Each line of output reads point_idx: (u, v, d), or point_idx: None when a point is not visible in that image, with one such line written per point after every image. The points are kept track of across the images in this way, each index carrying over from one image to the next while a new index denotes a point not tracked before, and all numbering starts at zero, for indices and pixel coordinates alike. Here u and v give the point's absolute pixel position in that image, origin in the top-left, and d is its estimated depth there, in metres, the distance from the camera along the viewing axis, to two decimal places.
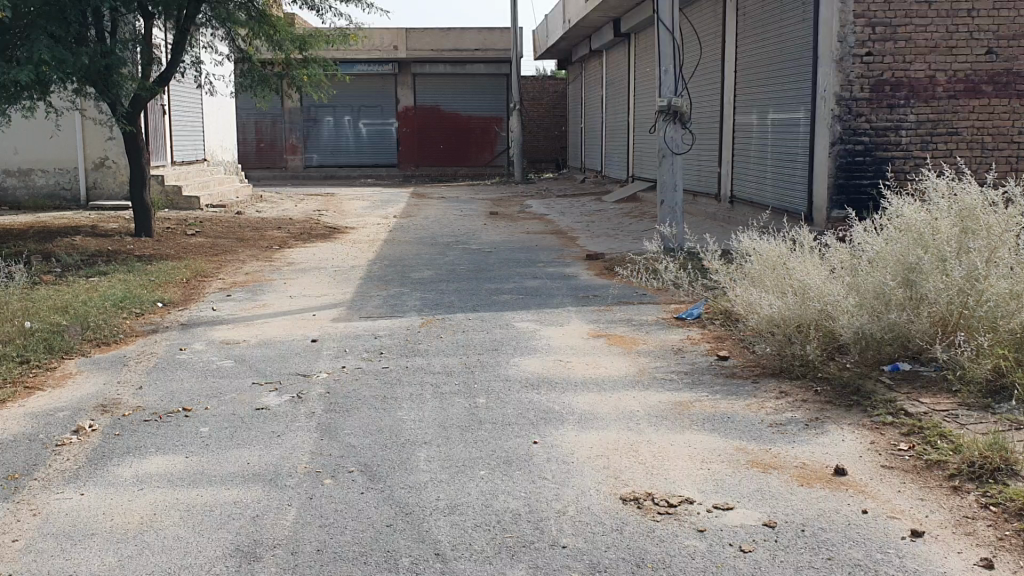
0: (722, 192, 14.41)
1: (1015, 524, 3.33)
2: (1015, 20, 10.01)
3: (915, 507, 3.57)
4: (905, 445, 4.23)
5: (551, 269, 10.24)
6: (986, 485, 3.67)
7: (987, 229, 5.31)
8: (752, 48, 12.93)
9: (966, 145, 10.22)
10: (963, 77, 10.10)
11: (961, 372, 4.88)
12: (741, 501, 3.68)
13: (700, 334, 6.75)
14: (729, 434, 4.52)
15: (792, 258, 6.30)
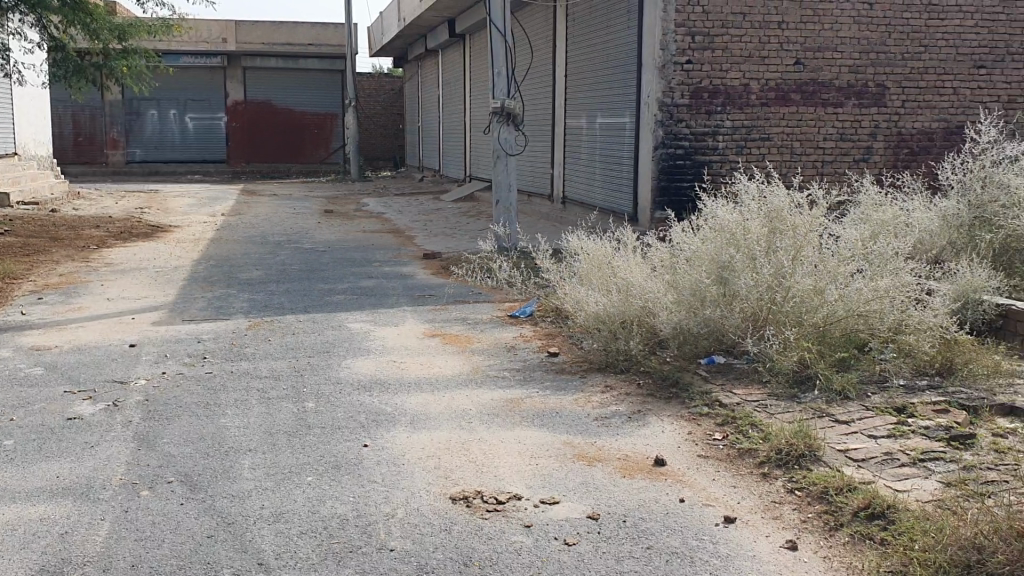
0: (554, 192, 14.71)
1: (818, 506, 3.55)
2: (819, 33, 10.73)
3: (728, 494, 3.76)
4: (719, 435, 4.45)
5: (386, 268, 10.17)
6: (792, 470, 3.90)
7: (793, 229, 5.67)
8: (581, 52, 13.26)
9: (776, 150, 10.88)
10: (774, 86, 10.72)
11: (770, 364, 5.18)
12: (566, 495, 3.76)
13: (532, 331, 6.87)
14: (557, 429, 4.62)
15: (617, 257, 6.50)
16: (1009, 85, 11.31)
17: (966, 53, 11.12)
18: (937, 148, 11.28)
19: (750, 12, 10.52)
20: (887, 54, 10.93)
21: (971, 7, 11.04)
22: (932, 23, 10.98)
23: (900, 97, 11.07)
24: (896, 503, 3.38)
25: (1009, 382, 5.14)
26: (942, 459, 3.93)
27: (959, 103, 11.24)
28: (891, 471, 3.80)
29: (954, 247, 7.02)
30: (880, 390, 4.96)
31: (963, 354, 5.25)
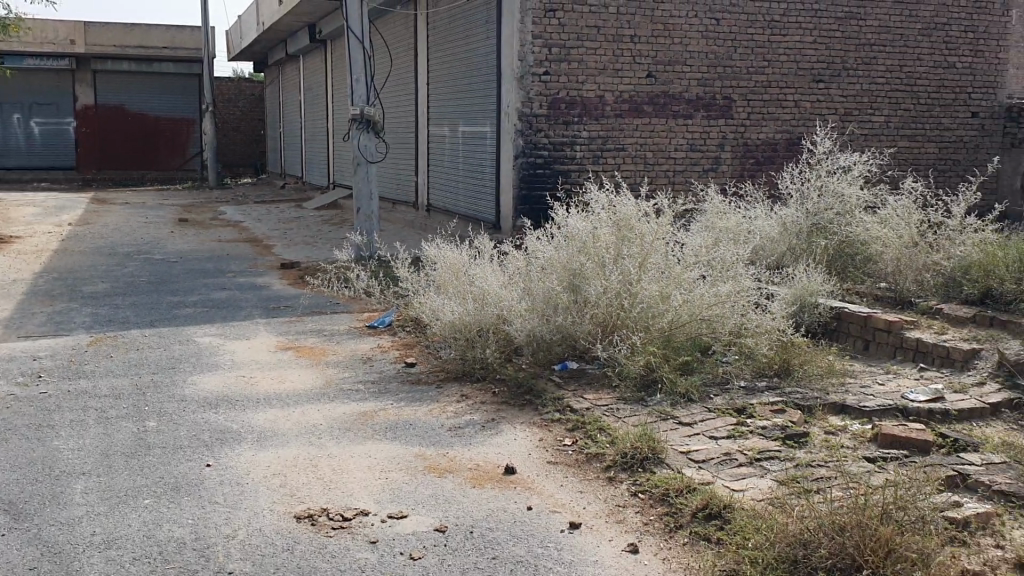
0: (417, 200, 14.64)
1: (659, 509, 3.64)
2: (669, 47, 11.10)
3: (574, 500, 3.81)
4: (569, 440, 4.51)
5: (242, 279, 9.88)
6: (637, 474, 4.00)
7: (640, 239, 5.86)
8: (442, 61, 13.25)
9: (631, 161, 11.17)
10: (628, 98, 11.01)
11: (619, 369, 5.30)
12: (415, 508, 3.73)
13: (390, 342, 6.79)
14: (409, 440, 4.58)
15: (473, 266, 6.50)
16: (845, 99, 11.99)
17: (806, 67, 11.73)
18: (781, 157, 11.81)
19: (604, 25, 10.77)
20: (733, 68, 11.41)
21: (810, 24, 11.67)
22: (775, 38, 11.53)
23: (746, 109, 11.57)
24: (731, 502, 3.50)
25: (841, 382, 5.42)
26: (777, 457, 4.11)
27: (800, 115, 11.83)
28: (729, 471, 3.94)
29: (795, 252, 7.38)
30: (722, 392, 5.15)
31: (799, 355, 5.50)
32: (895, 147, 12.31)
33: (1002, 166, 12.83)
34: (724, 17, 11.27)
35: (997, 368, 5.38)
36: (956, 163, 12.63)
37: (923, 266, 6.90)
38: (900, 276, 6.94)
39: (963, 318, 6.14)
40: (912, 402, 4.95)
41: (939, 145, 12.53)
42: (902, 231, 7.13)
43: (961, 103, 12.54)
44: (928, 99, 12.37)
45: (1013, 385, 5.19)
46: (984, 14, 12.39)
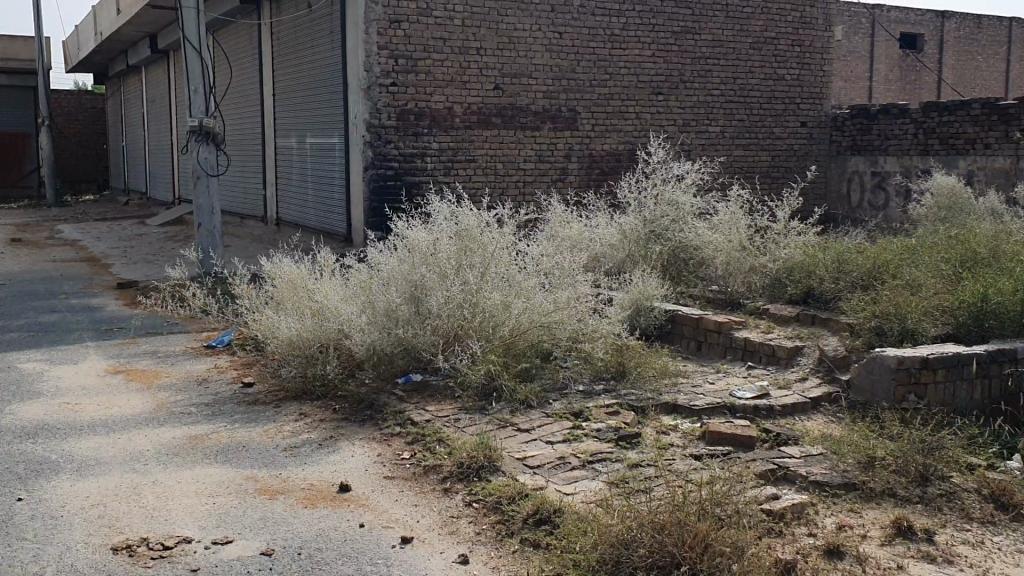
0: (266, 214, 14.24)
1: (492, 517, 3.65)
2: (515, 59, 11.24)
3: (408, 514, 3.77)
4: (407, 454, 4.46)
5: (74, 301, 9.37)
6: (472, 484, 3.99)
7: (482, 248, 5.92)
8: (287, 72, 12.99)
9: (483, 172, 11.23)
10: (476, 110, 11.08)
11: (460, 380, 5.28)
12: (241, 533, 3.61)
13: (228, 362, 6.57)
14: (241, 463, 4.43)
15: (312, 279, 6.37)
16: (683, 110, 12.45)
17: (646, 80, 12.13)
18: (624, 167, 12.14)
19: (450, 38, 10.79)
20: (577, 81, 11.67)
21: (648, 38, 12.07)
22: (616, 51, 11.86)
23: (590, 120, 11.85)
24: (562, 507, 3.55)
25: (674, 382, 5.59)
26: (608, 459, 4.21)
27: (641, 127, 12.21)
28: (562, 475, 4.01)
29: (633, 259, 7.68)
30: (561, 397, 5.23)
31: (635, 357, 5.64)
32: (730, 155, 12.86)
33: (828, 173, 13.63)
34: (567, 30, 11.51)
35: (818, 364, 5.70)
36: (787, 170, 13.31)
37: (750, 268, 7.24)
38: (730, 278, 7.26)
39: (788, 317, 6.46)
40: (739, 399, 5.16)
41: (771, 153, 13.17)
42: (731, 236, 7.45)
43: (790, 113, 13.23)
44: (760, 109, 13.00)
45: (832, 379, 5.51)
46: (808, 29, 13.15)
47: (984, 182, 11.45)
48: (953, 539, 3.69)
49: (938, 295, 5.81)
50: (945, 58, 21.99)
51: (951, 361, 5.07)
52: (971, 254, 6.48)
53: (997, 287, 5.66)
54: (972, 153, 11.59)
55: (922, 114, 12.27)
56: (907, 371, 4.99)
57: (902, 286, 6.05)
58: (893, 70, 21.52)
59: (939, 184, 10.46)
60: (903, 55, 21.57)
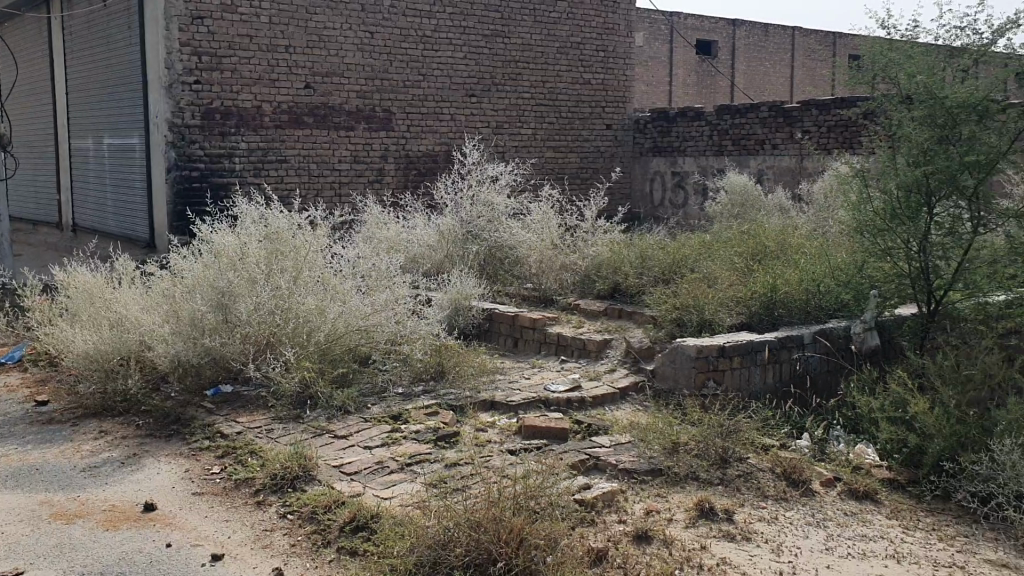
0: (61, 220, 13.36)
1: (307, 528, 3.57)
2: (326, 59, 11.07)
3: (218, 530, 3.63)
4: (217, 468, 4.30)
5: None
6: (286, 495, 3.90)
7: (294, 251, 5.83)
8: (80, 69, 12.24)
9: (296, 173, 11.00)
10: (287, 109, 10.82)
11: (274, 389, 5.14)
12: (34, 562, 3.37)
13: (19, 380, 6.12)
14: (34, 487, 4.14)
15: (111, 289, 6.03)
16: (496, 112, 12.68)
17: (459, 81, 12.25)
18: (440, 168, 12.23)
19: (256, 35, 10.49)
20: (390, 81, 11.62)
21: (459, 40, 12.19)
22: (428, 53, 11.92)
23: (405, 121, 11.84)
24: (379, 513, 3.54)
25: (491, 380, 5.68)
26: (425, 460, 4.23)
27: (456, 128, 12.32)
28: (380, 480, 3.99)
29: (450, 259, 7.75)
30: (379, 401, 5.20)
31: (452, 357, 5.68)
32: (541, 156, 13.20)
33: (634, 172, 14.22)
34: (378, 30, 11.44)
35: (625, 356, 5.93)
36: (596, 171, 13.82)
37: (562, 265, 7.44)
38: (543, 276, 7.43)
39: (598, 312, 6.68)
40: (553, 393, 5.30)
41: (580, 155, 13.63)
42: (543, 235, 7.64)
43: (597, 116, 13.75)
44: (569, 112, 13.43)
45: (639, 369, 5.76)
46: (611, 35, 13.70)
47: (773, 181, 12.15)
48: (750, 516, 3.95)
49: (733, 287, 6.18)
50: (737, 63, 23.38)
51: (745, 347, 5.39)
52: (761, 248, 6.94)
53: (785, 279, 6.12)
54: (760, 153, 12.27)
55: (717, 117, 12.83)
56: (706, 359, 5.27)
57: (700, 279, 6.39)
58: (691, 75, 22.71)
59: (734, 183, 11.06)
60: (699, 61, 22.77)
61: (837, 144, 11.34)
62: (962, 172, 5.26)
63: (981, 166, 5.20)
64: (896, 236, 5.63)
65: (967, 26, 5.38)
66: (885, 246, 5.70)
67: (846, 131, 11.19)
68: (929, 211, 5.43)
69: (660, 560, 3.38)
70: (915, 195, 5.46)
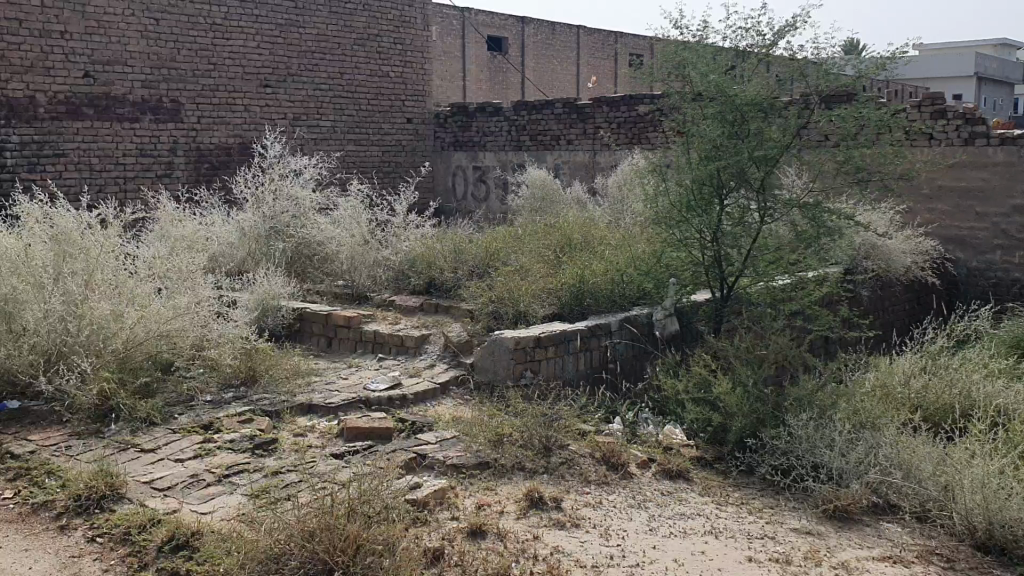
0: None
1: (121, 551, 3.31)
2: (106, 46, 10.37)
3: (17, 561, 3.30)
4: (10, 492, 3.91)
5: None
6: (92, 517, 3.60)
7: (84, 253, 5.45)
8: None
9: (76, 167, 10.22)
10: (65, 99, 10.04)
11: (69, 403, 4.74)
12: None
13: None
14: None
15: None
16: (293, 104, 12.35)
17: (252, 71, 11.85)
18: (234, 162, 11.74)
19: (27, 19, 9.67)
20: (179, 71, 11.07)
21: (251, 29, 11.79)
22: (219, 42, 11.45)
23: (196, 112, 11.29)
24: (199, 529, 3.34)
25: (307, 382, 5.51)
26: (245, 470, 4.04)
27: (251, 120, 11.90)
28: (196, 494, 3.77)
29: (254, 257, 7.53)
30: (187, 410, 4.92)
31: (264, 360, 5.46)
32: (343, 150, 12.99)
33: (436, 167, 14.24)
34: (164, 17, 10.87)
35: (443, 350, 5.92)
36: (398, 165, 13.75)
37: (374, 262, 7.34)
38: (355, 273, 7.30)
39: (413, 308, 6.64)
40: (373, 393, 5.22)
41: (381, 148, 13.51)
42: (353, 231, 7.52)
43: (396, 109, 13.69)
44: (368, 105, 13.28)
45: (457, 363, 5.76)
46: (407, 28, 13.69)
47: (569, 175, 12.45)
48: (576, 503, 4.03)
49: (544, 278, 6.31)
50: (526, 60, 23.86)
51: (559, 337, 5.50)
52: (568, 239, 7.13)
53: (592, 270, 6.31)
54: (556, 148, 12.55)
55: (514, 113, 13.01)
56: (523, 350, 5.34)
57: (512, 271, 6.48)
58: (483, 71, 22.96)
59: (533, 178, 11.25)
60: (490, 56, 23.10)
61: (628, 139, 11.78)
62: (750, 167, 5.58)
63: (767, 160, 5.54)
64: (691, 227, 5.92)
65: (752, 28, 5.70)
66: (681, 237, 5.98)
67: (635, 127, 11.65)
68: (720, 204, 5.75)
69: (496, 554, 3.38)
70: (707, 188, 5.75)
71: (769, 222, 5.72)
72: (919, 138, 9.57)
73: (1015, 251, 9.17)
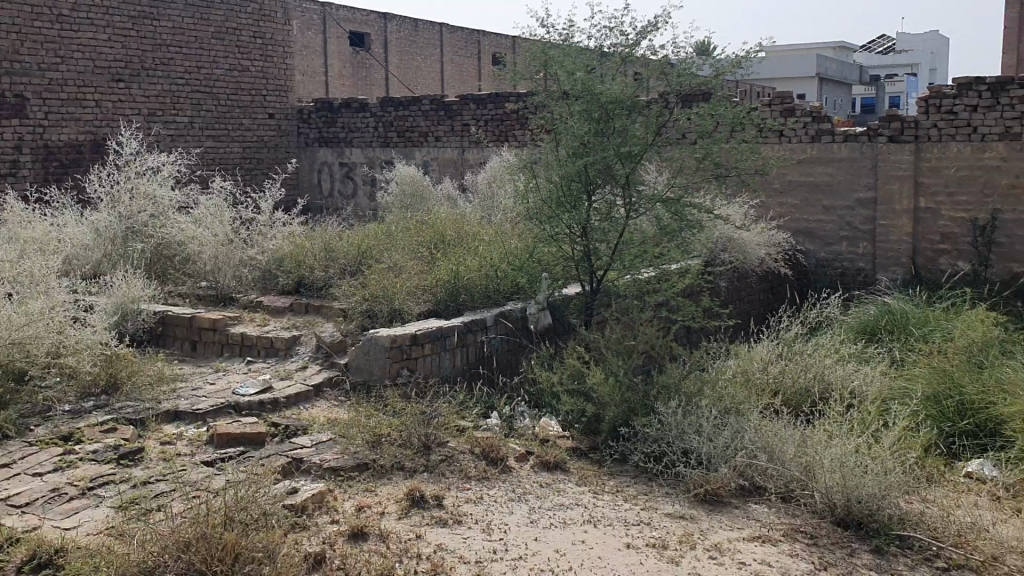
0: None
1: None
2: None
3: None
4: None
5: None
6: None
7: None
8: None
9: None
10: None
11: None
12: None
13: None
14: None
15: None
16: (148, 99, 11.88)
17: (104, 65, 11.34)
18: (86, 160, 11.21)
19: None
20: (22, 64, 10.49)
21: (101, 21, 11.30)
22: (66, 34, 10.93)
23: (42, 109, 10.72)
24: (64, 546, 3.17)
25: (173, 388, 5.31)
26: (110, 482, 3.86)
27: (103, 116, 11.38)
28: (58, 510, 3.58)
29: (110, 258, 7.22)
30: (44, 421, 4.66)
31: (126, 367, 5.22)
32: (202, 146, 12.56)
33: (300, 164, 13.96)
34: (4, 7, 10.29)
35: (315, 351, 5.81)
36: (260, 162, 13.39)
37: (239, 262, 7.14)
38: (219, 273, 7.07)
39: (282, 308, 6.50)
40: (244, 397, 5.07)
41: (243, 144, 13.13)
42: (216, 230, 7.30)
43: (257, 104, 13.33)
44: (227, 100, 12.89)
45: (330, 363, 5.68)
46: (267, 22, 13.36)
47: (437, 171, 12.44)
48: (457, 499, 4.04)
49: (417, 275, 6.29)
50: (390, 57, 23.69)
51: (435, 334, 5.49)
52: (439, 235, 7.13)
53: (465, 266, 6.32)
54: (424, 145, 12.51)
55: (380, 108, 12.89)
56: (399, 348, 5.30)
57: (384, 269, 6.43)
58: (346, 67, 22.65)
59: (402, 174, 11.18)
60: (353, 52, 22.81)
61: (495, 137, 11.87)
62: (617, 163, 5.70)
63: (632, 157, 5.69)
64: (560, 223, 5.99)
65: (615, 27, 5.83)
66: (552, 232, 6.04)
67: (502, 125, 11.75)
68: (588, 200, 5.86)
69: (379, 555, 3.35)
70: (576, 184, 5.85)
71: (634, 217, 5.87)
72: (770, 136, 10.03)
73: (859, 242, 9.72)
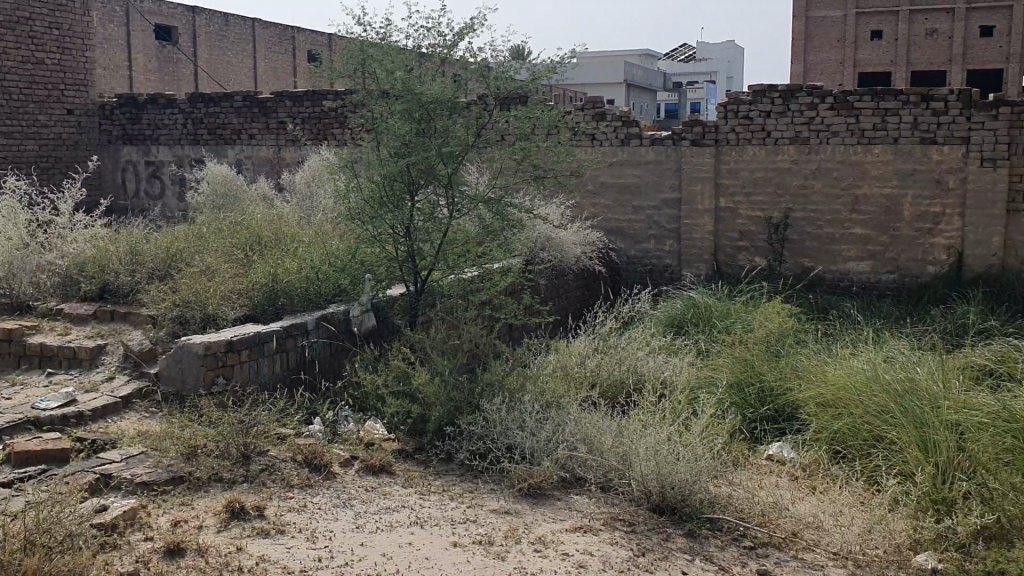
0: None
1: None
2: None
3: None
4: None
5: None
6: None
7: None
8: None
9: None
10: None
11: None
12: None
13: None
14: None
15: None
16: None
17: None
18: None
19: None
20: None
21: None
22: None
23: None
24: None
25: None
26: None
27: None
28: None
29: None
30: None
31: None
32: None
33: (102, 162, 13.23)
34: None
35: (123, 360, 5.52)
36: (57, 161, 12.62)
37: (37, 267, 6.69)
38: (14, 279, 6.62)
39: (85, 316, 6.13)
40: (44, 411, 4.75)
41: (38, 142, 12.30)
42: (10, 235, 6.86)
43: (54, 100, 12.50)
44: (21, 95, 12.01)
45: (140, 373, 5.42)
46: (65, 12, 12.46)
47: (251, 171, 12.07)
48: (279, 508, 3.95)
49: (232, 279, 6.09)
50: (198, 52, 22.77)
51: (253, 340, 5.33)
52: (255, 237, 6.93)
53: (283, 268, 6.17)
54: (236, 143, 12.11)
55: (189, 105, 12.38)
56: (214, 356, 5.10)
57: (197, 272, 6.19)
58: (151, 62, 21.58)
59: (213, 173, 10.78)
60: (159, 47, 21.76)
61: (312, 136, 11.64)
62: (438, 163, 5.72)
63: (453, 156, 5.73)
64: (383, 223, 5.92)
65: (433, 28, 5.86)
66: (375, 232, 5.95)
67: (320, 123, 11.55)
68: (411, 200, 5.85)
69: (197, 571, 3.23)
70: (398, 184, 5.82)
71: (457, 217, 5.95)
72: (583, 138, 10.30)
73: (666, 240, 10.15)
